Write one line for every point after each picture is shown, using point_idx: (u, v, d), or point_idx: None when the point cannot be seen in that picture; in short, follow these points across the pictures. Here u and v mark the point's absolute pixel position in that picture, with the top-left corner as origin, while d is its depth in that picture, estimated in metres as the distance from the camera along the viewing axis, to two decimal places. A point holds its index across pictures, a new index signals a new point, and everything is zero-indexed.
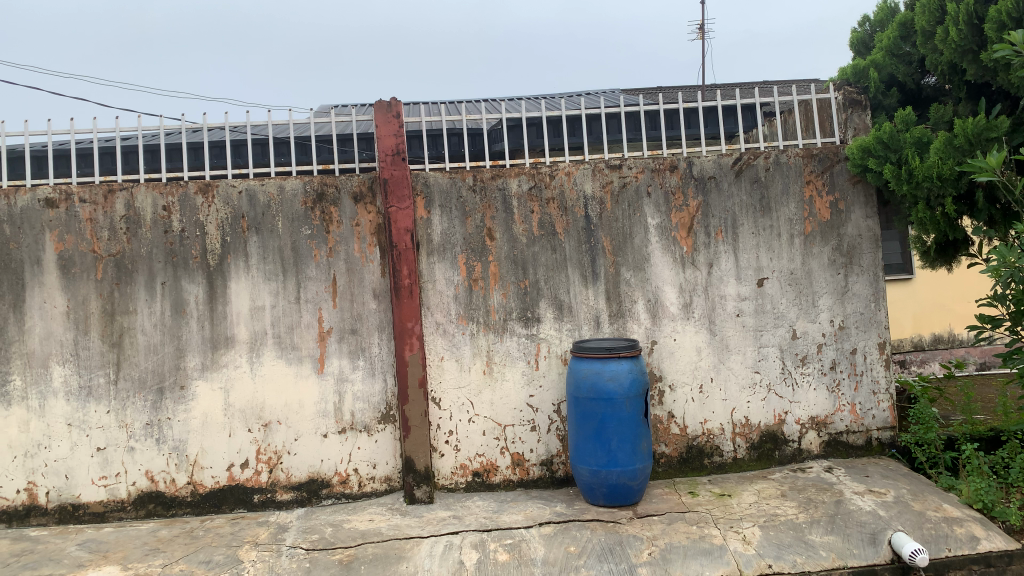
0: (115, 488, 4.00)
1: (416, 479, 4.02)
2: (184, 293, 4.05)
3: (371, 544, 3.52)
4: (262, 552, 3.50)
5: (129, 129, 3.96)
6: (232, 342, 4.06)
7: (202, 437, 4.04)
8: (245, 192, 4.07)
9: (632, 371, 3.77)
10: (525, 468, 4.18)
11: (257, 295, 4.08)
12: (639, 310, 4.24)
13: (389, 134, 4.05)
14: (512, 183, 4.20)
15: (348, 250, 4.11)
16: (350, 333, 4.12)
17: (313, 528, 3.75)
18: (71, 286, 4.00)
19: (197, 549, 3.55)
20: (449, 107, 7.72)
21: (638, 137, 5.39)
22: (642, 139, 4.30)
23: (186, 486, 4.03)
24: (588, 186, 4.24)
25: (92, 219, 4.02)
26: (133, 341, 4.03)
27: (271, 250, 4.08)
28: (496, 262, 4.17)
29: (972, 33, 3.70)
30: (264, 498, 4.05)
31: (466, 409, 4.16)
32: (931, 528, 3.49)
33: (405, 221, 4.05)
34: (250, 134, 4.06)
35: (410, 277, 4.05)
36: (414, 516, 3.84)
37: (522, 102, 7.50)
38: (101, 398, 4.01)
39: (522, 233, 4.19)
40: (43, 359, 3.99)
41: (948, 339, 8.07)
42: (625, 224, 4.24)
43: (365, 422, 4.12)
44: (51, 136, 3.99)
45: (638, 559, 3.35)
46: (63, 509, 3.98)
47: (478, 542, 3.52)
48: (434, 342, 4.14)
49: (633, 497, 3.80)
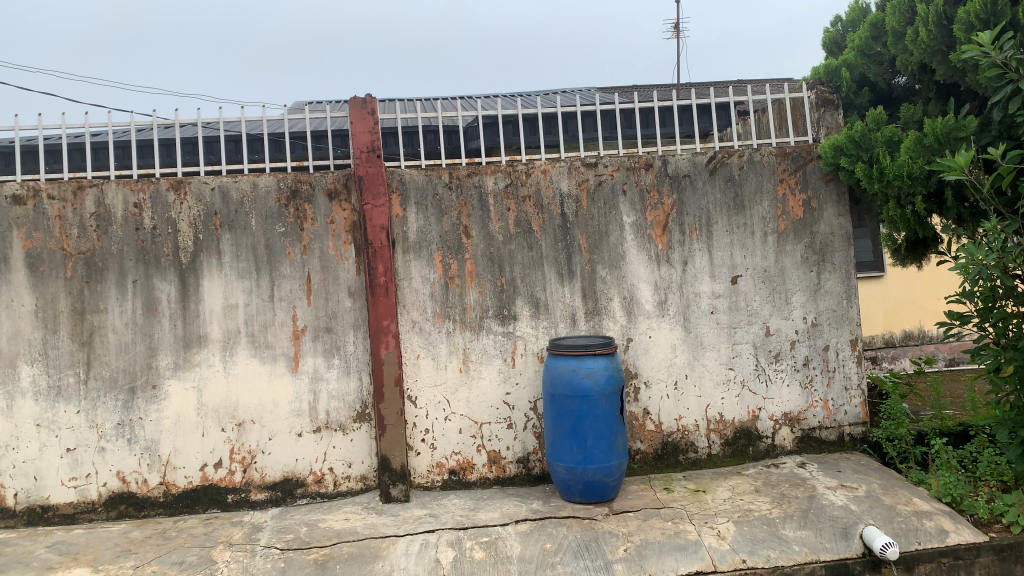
0: (86, 489, 3.95)
1: (392, 478, 4.00)
2: (156, 291, 4.00)
3: (347, 544, 3.51)
4: (237, 553, 3.47)
5: (99, 125, 3.91)
6: (205, 341, 4.02)
7: (174, 436, 4.00)
8: (218, 189, 4.02)
9: (608, 368, 3.78)
10: (501, 465, 4.18)
11: (231, 294, 4.04)
12: (615, 308, 4.26)
13: (364, 130, 4.03)
14: (488, 181, 4.19)
15: (322, 247, 4.09)
16: (325, 332, 4.09)
17: (288, 528, 3.72)
18: (40, 285, 3.93)
19: (169, 550, 3.51)
20: (425, 104, 7.69)
21: (614, 135, 5.41)
22: (617, 137, 4.31)
23: (158, 487, 3.98)
24: (564, 183, 4.24)
25: (61, 216, 3.95)
26: (104, 340, 3.97)
27: (244, 247, 4.04)
28: (472, 259, 4.17)
29: (941, 33, 3.75)
30: (238, 498, 4.01)
31: (442, 407, 4.15)
32: (901, 522, 3.54)
33: (380, 219, 4.03)
34: (223, 131, 4.02)
35: (385, 274, 4.03)
36: (390, 515, 3.82)
37: (498, 100, 7.49)
38: (70, 398, 3.95)
39: (498, 230, 4.18)
40: (10, 359, 3.92)
41: (919, 336, 8.17)
42: (601, 221, 4.25)
43: (340, 421, 4.09)
44: (19, 131, 3.92)
45: (614, 555, 3.37)
46: (32, 511, 3.92)
47: (454, 540, 3.52)
48: (411, 340, 4.13)
49: (609, 494, 3.82)
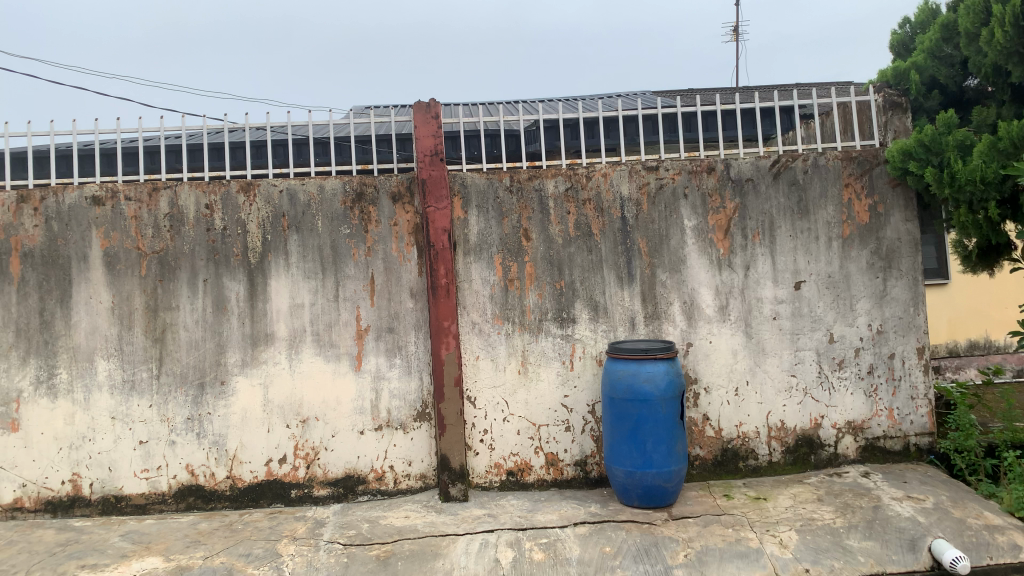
0: (157, 481, 4.08)
1: (451, 477, 4.05)
2: (226, 291, 4.11)
3: (408, 541, 3.56)
4: (301, 547, 3.55)
5: (174, 128, 4.04)
6: (272, 339, 4.12)
7: (241, 431, 4.11)
8: (286, 191, 4.13)
9: (669, 373, 3.77)
10: (559, 468, 4.19)
11: (297, 293, 4.13)
12: (675, 312, 4.24)
13: (428, 134, 4.09)
14: (548, 184, 4.21)
15: (385, 249, 4.16)
16: (387, 332, 4.16)
17: (350, 524, 3.79)
18: (116, 282, 4.08)
19: (237, 543, 3.60)
20: (482, 108, 7.76)
21: (674, 139, 5.39)
22: (680, 141, 4.29)
23: (225, 480, 4.09)
24: (625, 187, 4.24)
25: (137, 217, 4.10)
26: (176, 337, 4.10)
27: (311, 248, 4.13)
28: (532, 262, 4.19)
29: (1018, 35, 3.64)
30: (301, 493, 4.10)
31: (501, 408, 4.18)
32: (971, 535, 3.45)
33: (442, 221, 4.08)
34: (291, 135, 4.12)
35: (445, 276, 4.08)
36: (449, 514, 3.87)
37: (556, 104, 7.53)
38: (144, 392, 4.09)
39: (558, 233, 4.20)
40: (88, 353, 4.07)
41: (984, 345, 7.93)
42: (662, 224, 4.24)
43: (400, 420, 4.16)
44: (98, 135, 4.08)
45: (674, 560, 3.35)
46: (106, 501, 4.06)
47: (514, 541, 3.54)
48: (470, 341, 4.17)
49: (668, 499, 3.79)
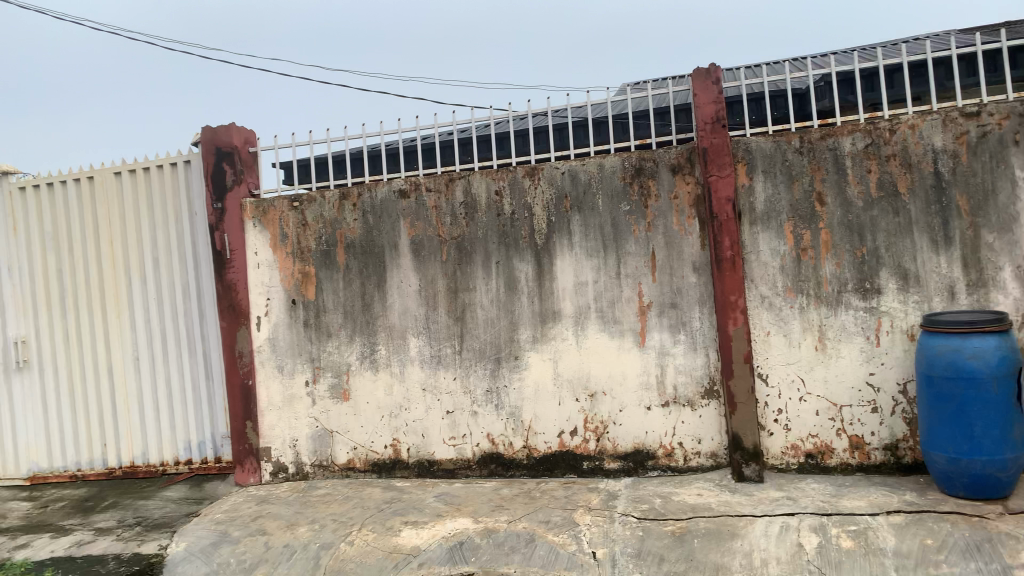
0: (462, 449, 4.42)
1: (743, 457, 3.91)
2: (517, 271, 4.33)
3: (703, 519, 3.50)
4: (596, 517, 3.64)
5: (465, 121, 4.33)
6: (560, 317, 4.27)
7: (535, 404, 4.31)
8: (568, 172, 4.23)
9: (1001, 348, 3.30)
10: (865, 452, 3.88)
11: (582, 272, 4.23)
12: (1006, 279, 3.70)
13: (709, 102, 3.95)
14: (844, 143, 3.87)
15: (667, 223, 4.10)
16: (671, 307, 4.11)
17: (643, 498, 3.82)
18: (421, 267, 4.47)
19: (537, 510, 3.79)
20: (760, 70, 7.36)
21: (996, 79, 4.69)
22: (1007, 80, 3.71)
23: (522, 450, 4.33)
24: (937, 139, 3.77)
25: (436, 206, 4.44)
26: (473, 316, 4.40)
27: (593, 227, 4.20)
28: (827, 229, 3.89)
29: None
30: (593, 465, 4.22)
31: (796, 386, 3.95)
32: None
33: (726, 191, 3.93)
34: (571, 116, 4.21)
35: (731, 249, 3.93)
36: (743, 494, 3.74)
37: (845, 56, 6.91)
38: (448, 366, 4.44)
39: (856, 196, 3.86)
40: (400, 332, 4.51)
41: None
42: (986, 178, 3.71)
43: (688, 396, 4.10)
44: (401, 133, 4.49)
45: (1015, 560, 2.93)
46: (421, 465, 4.49)
47: (817, 526, 3.33)
48: (760, 316, 3.98)
49: (1004, 490, 3.33)
